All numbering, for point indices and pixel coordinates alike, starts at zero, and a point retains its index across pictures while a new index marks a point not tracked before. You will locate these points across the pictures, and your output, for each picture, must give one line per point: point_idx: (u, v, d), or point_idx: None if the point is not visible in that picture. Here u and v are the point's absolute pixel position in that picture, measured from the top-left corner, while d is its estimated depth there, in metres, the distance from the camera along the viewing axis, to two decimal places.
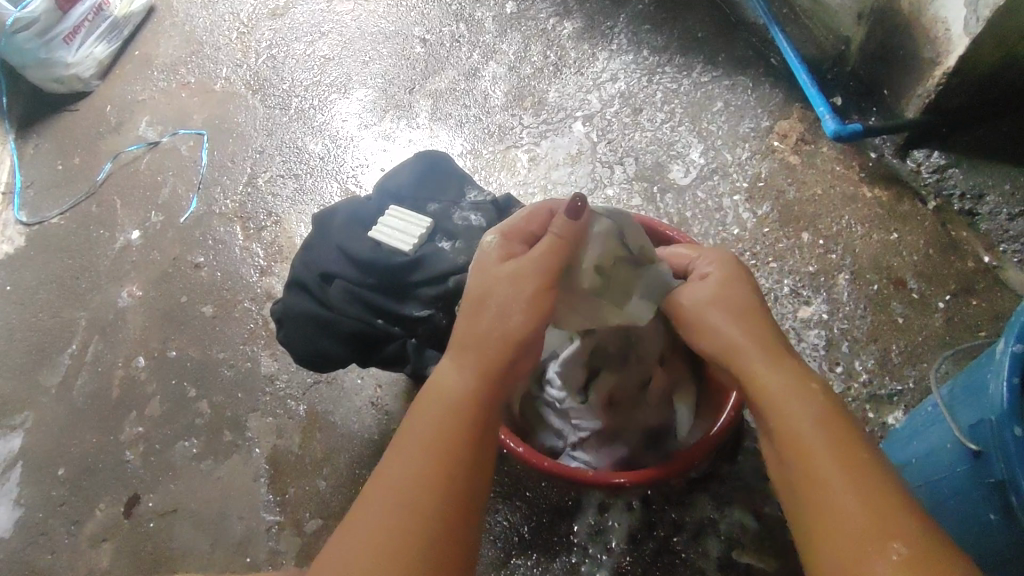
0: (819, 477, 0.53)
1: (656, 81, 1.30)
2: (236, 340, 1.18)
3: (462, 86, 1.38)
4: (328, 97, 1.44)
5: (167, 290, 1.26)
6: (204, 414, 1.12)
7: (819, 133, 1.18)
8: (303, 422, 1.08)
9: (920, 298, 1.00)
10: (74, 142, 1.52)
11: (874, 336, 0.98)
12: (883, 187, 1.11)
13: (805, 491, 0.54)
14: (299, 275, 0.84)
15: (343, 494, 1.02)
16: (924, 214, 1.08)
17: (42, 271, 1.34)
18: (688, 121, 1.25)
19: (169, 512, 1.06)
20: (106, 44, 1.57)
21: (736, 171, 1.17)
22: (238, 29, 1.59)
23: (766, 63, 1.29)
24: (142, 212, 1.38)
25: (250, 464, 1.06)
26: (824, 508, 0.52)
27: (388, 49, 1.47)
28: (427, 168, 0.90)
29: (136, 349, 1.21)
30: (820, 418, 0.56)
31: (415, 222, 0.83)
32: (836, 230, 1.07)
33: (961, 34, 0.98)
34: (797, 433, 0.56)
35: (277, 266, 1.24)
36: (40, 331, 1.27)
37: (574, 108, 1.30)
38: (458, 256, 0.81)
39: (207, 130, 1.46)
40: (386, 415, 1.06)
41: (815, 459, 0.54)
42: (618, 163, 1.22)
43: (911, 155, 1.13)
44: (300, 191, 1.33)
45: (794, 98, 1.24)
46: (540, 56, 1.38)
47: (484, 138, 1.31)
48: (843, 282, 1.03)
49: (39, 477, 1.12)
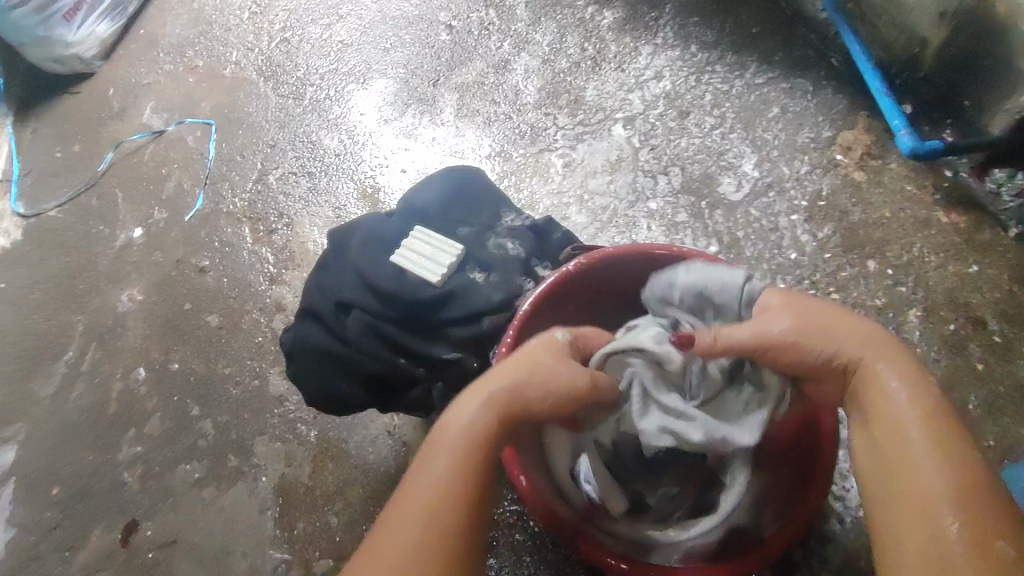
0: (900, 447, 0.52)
1: (705, 81, 1.18)
2: (243, 355, 1.09)
3: (491, 80, 1.27)
4: (345, 87, 1.33)
5: (170, 295, 1.18)
6: (207, 434, 1.05)
7: (888, 146, 1.06)
8: (314, 449, 1.00)
9: (1002, 342, 0.90)
10: (75, 128, 1.43)
11: (949, 384, 0.88)
12: (961, 212, 0.99)
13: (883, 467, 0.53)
14: (312, 303, 0.74)
15: (354, 532, 0.94)
16: (1006, 245, 0.97)
17: (39, 270, 1.26)
18: (740, 127, 1.13)
19: (168, 542, 0.99)
20: (109, 21, 1.47)
21: (793, 187, 1.05)
22: (250, 8, 1.48)
23: (827, 64, 1.17)
24: (145, 208, 1.29)
25: (256, 493, 0.99)
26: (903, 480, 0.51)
27: (411, 36, 1.36)
28: (460, 185, 0.80)
29: (136, 360, 1.13)
30: (913, 403, 0.53)
31: (444, 247, 0.73)
32: (907, 259, 0.96)
33: None
34: (886, 422, 0.54)
35: (288, 274, 1.15)
36: (36, 335, 1.19)
37: (613, 109, 1.19)
38: (494, 293, 0.73)
39: (215, 120, 1.35)
40: (404, 446, 0.97)
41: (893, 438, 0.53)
42: (662, 173, 1.11)
43: (990, 175, 1.01)
44: (313, 191, 1.23)
45: (860, 104, 1.11)
46: (577, 49, 1.26)
47: (514, 139, 1.20)
48: (914, 320, 0.92)
49: (33, 496, 1.05)
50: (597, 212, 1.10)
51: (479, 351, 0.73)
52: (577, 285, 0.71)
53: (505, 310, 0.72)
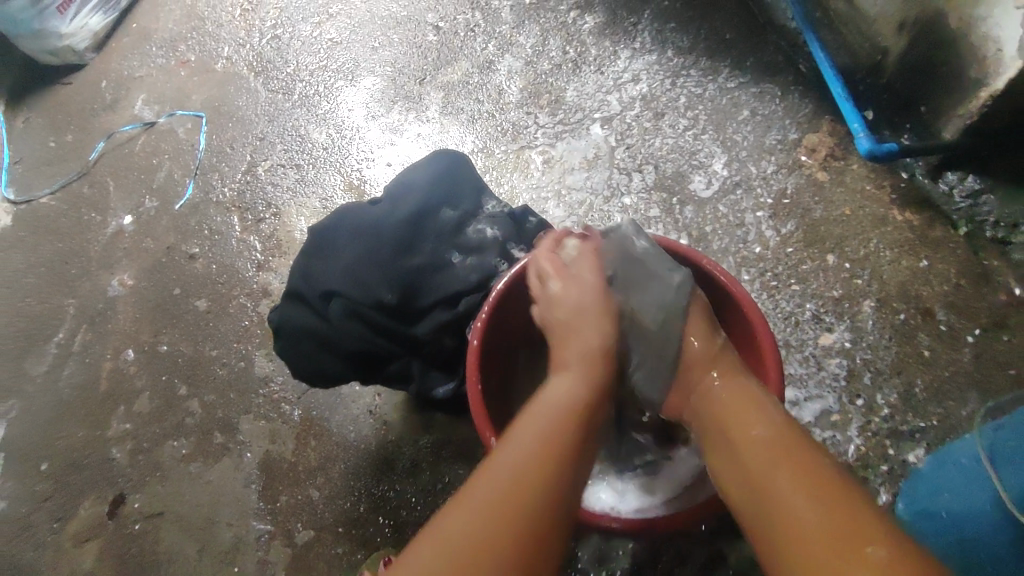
0: (769, 481, 0.56)
1: (680, 84, 1.24)
2: (229, 338, 1.13)
3: (475, 79, 1.31)
4: (334, 84, 1.37)
5: (160, 280, 1.21)
6: (195, 413, 1.08)
7: (849, 148, 1.12)
8: (296, 427, 1.04)
9: (948, 331, 0.95)
10: (66, 117, 1.45)
11: (898, 369, 0.94)
12: (914, 211, 1.05)
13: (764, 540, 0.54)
14: (296, 287, 0.79)
15: (335, 505, 0.98)
16: (956, 242, 1.02)
17: (31, 254, 1.29)
18: (712, 128, 1.18)
19: (155, 514, 1.03)
20: (102, 15, 1.49)
21: (761, 186, 1.11)
22: (243, 6, 1.51)
23: (795, 70, 1.22)
24: (136, 196, 1.32)
25: (242, 468, 1.03)
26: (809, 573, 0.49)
27: (399, 36, 1.40)
28: (447, 167, 0.84)
29: (125, 342, 1.17)
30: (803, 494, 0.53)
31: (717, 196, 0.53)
32: (863, 253, 1.03)
33: (1015, 55, 0.89)
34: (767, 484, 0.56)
35: (275, 261, 1.19)
36: (28, 318, 1.23)
37: (592, 109, 1.24)
38: (471, 274, 0.79)
39: (206, 113, 1.38)
40: (385, 425, 1.02)
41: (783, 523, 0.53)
42: (637, 171, 1.16)
43: (943, 177, 1.07)
44: (301, 182, 1.27)
45: (824, 109, 1.17)
46: (558, 51, 1.31)
47: (496, 136, 1.25)
48: (867, 310, 0.98)
49: (25, 470, 1.10)
50: (574, 206, 1.15)
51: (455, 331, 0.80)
52: None
53: (480, 291, 0.79)
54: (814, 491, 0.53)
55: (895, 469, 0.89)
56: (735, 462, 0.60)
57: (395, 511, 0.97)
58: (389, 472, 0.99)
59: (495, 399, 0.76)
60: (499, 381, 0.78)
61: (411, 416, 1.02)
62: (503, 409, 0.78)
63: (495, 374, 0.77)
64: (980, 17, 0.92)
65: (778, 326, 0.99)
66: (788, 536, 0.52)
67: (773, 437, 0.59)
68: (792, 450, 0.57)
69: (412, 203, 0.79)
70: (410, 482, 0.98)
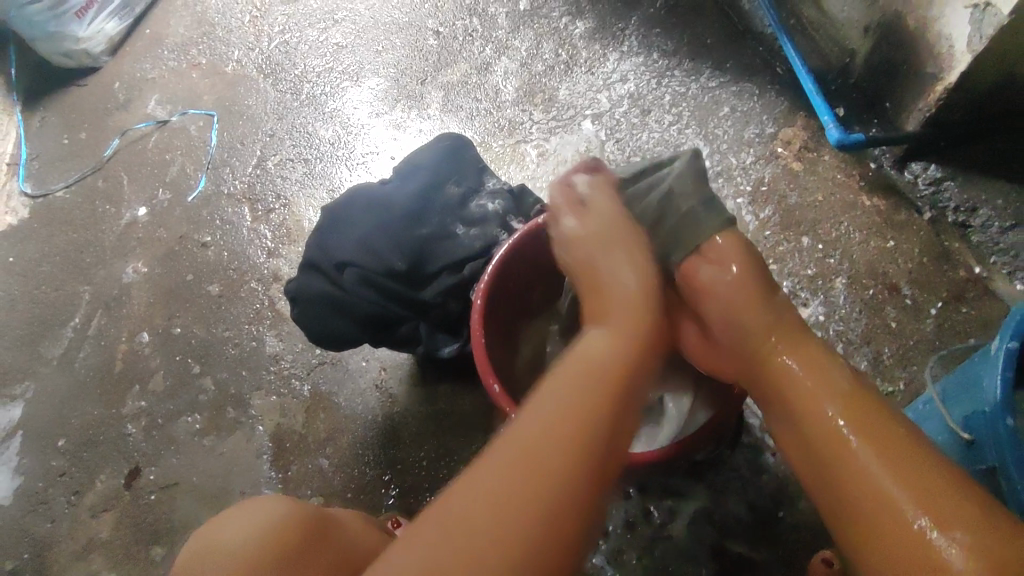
0: (835, 438, 0.62)
1: (665, 83, 1.32)
2: (241, 320, 1.19)
3: (473, 80, 1.40)
4: (339, 84, 1.45)
5: (173, 267, 1.27)
6: (208, 389, 1.14)
7: (821, 140, 1.21)
8: (306, 401, 1.09)
9: (913, 303, 1.04)
10: (81, 116, 1.51)
11: (867, 339, 1.02)
12: (881, 197, 1.14)
13: (827, 495, 0.61)
14: (314, 258, 0.87)
15: (344, 472, 1.04)
16: (919, 224, 1.12)
17: (47, 244, 1.34)
18: (695, 124, 1.27)
19: (170, 485, 1.08)
20: (117, 20, 1.56)
21: (740, 175, 1.19)
22: (251, 12, 1.59)
23: (772, 71, 1.31)
24: (149, 189, 1.38)
25: (253, 440, 1.08)
26: (864, 520, 0.57)
27: (401, 40, 1.49)
28: (452, 149, 0.94)
29: (139, 325, 1.22)
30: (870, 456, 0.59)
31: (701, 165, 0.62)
32: (835, 235, 1.11)
33: (965, 50, 0.99)
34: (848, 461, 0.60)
35: (285, 248, 1.26)
36: (44, 304, 1.28)
37: (584, 107, 1.32)
38: (474, 244, 0.89)
39: (217, 111, 1.45)
40: (390, 397, 1.08)
41: (845, 474, 0.60)
42: (625, 163, 1.25)
43: (909, 167, 1.16)
44: (309, 175, 1.34)
45: (799, 106, 1.26)
46: (552, 54, 1.40)
47: (494, 132, 1.33)
48: (839, 286, 1.06)
49: (41, 447, 1.14)
50: None
51: (459, 296, 0.90)
52: (546, 232, 0.85)
53: (482, 259, 0.89)
54: (884, 449, 0.58)
55: None
56: (790, 415, 0.67)
57: (401, 477, 1.02)
58: (395, 441, 1.05)
59: (498, 357, 0.85)
60: (501, 341, 0.87)
61: (415, 389, 1.08)
62: (505, 367, 0.86)
63: (497, 334, 0.85)
64: (935, 17, 1.01)
65: None
66: (871, 506, 0.57)
67: (838, 395, 0.64)
68: (857, 406, 0.63)
69: (420, 180, 0.90)
70: (414, 450, 1.04)
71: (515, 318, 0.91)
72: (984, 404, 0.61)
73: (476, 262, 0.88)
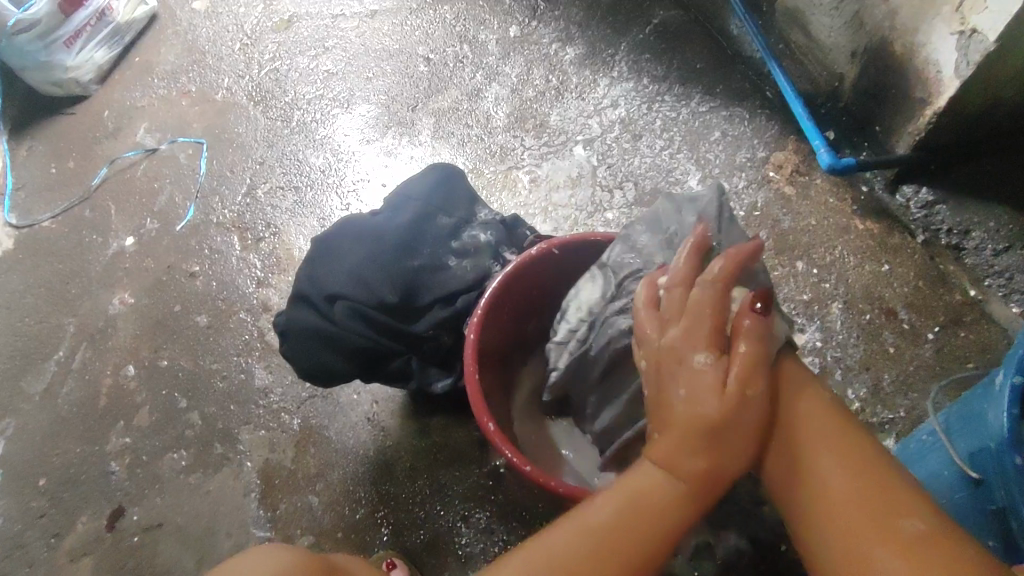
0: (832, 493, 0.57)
1: (656, 108, 1.32)
2: (229, 352, 1.16)
3: (464, 106, 1.40)
4: (330, 111, 1.44)
5: (160, 298, 1.25)
6: (195, 425, 1.11)
7: (813, 164, 1.21)
8: (296, 436, 1.07)
9: (910, 328, 1.04)
10: (68, 145, 1.50)
11: (866, 365, 1.01)
12: (874, 220, 1.14)
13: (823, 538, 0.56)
14: (303, 290, 0.86)
15: (336, 510, 1.01)
16: (913, 247, 1.11)
17: (32, 276, 1.32)
18: (686, 148, 1.27)
19: (154, 526, 1.04)
20: (106, 49, 1.55)
21: (733, 200, 1.19)
22: (242, 40, 1.58)
23: (761, 95, 1.32)
24: (137, 218, 1.36)
25: (241, 478, 1.05)
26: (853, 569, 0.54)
27: (391, 67, 1.49)
28: (443, 180, 0.94)
29: (125, 358, 1.19)
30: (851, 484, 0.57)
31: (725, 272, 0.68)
32: (829, 260, 1.11)
33: (952, 75, 0.99)
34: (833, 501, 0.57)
35: (274, 278, 1.24)
36: (27, 337, 1.25)
37: (575, 132, 1.32)
38: (466, 275, 0.88)
39: (207, 139, 1.44)
40: (382, 431, 1.05)
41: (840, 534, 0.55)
42: (617, 188, 1.24)
43: (900, 190, 1.16)
44: (299, 203, 1.33)
45: (789, 129, 1.27)
46: (542, 80, 1.40)
47: (485, 158, 1.32)
48: (836, 311, 1.06)
49: (21, 487, 1.10)
50: (561, 222, 1.23)
51: (451, 329, 0.88)
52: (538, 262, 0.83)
53: (474, 290, 0.87)
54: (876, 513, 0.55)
55: None
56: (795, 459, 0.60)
57: (395, 514, 0.99)
58: (387, 476, 1.02)
59: (492, 392, 0.83)
60: (495, 374, 0.85)
61: (408, 422, 1.06)
62: (499, 403, 0.84)
63: (489, 367, 0.84)
64: (922, 43, 1.02)
65: None
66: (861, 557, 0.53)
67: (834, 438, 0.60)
68: (856, 454, 0.59)
69: (411, 211, 0.88)
70: (407, 485, 1.01)
71: (510, 351, 0.89)
72: (990, 439, 0.59)
73: (468, 293, 0.87)
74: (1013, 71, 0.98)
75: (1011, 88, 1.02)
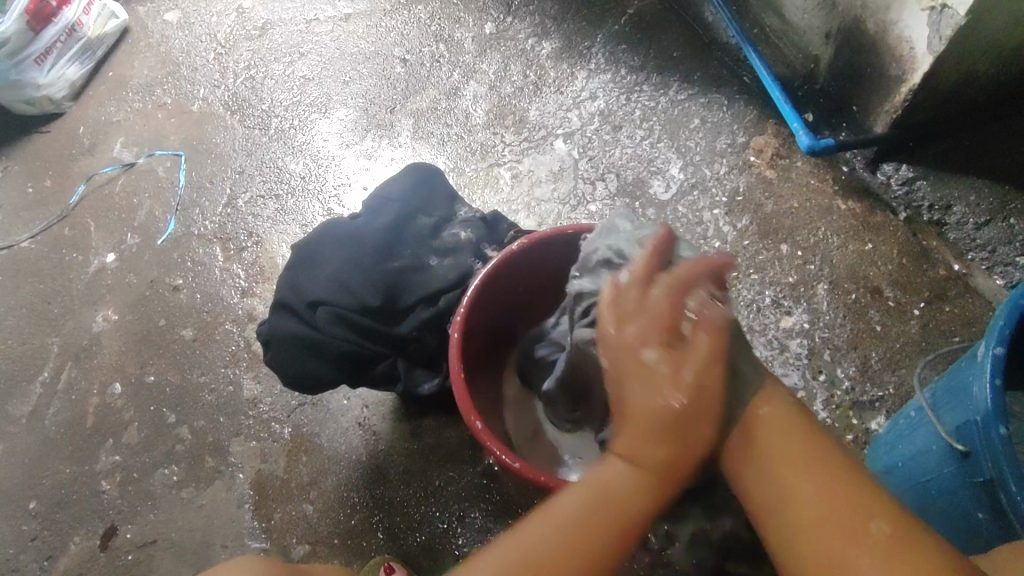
0: (821, 546, 0.52)
1: (634, 99, 1.32)
2: (217, 363, 1.15)
3: (443, 105, 1.39)
4: (308, 117, 1.43)
5: (144, 313, 1.23)
6: (185, 439, 1.10)
7: (793, 147, 1.21)
8: (288, 445, 1.06)
9: (896, 305, 1.04)
10: (45, 163, 1.48)
11: (855, 344, 1.02)
12: (855, 200, 1.14)
13: None
14: (285, 298, 0.85)
15: (331, 517, 1.00)
16: (896, 224, 1.11)
17: (13, 297, 1.30)
18: (666, 137, 1.27)
19: (148, 543, 1.03)
20: (78, 65, 1.53)
21: (715, 186, 1.19)
22: (216, 50, 1.57)
23: (739, 81, 1.31)
24: (117, 234, 1.34)
25: (234, 491, 1.04)
26: None
27: (368, 69, 1.48)
28: (422, 179, 0.93)
29: (112, 376, 1.18)
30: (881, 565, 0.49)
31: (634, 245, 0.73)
32: (813, 242, 1.11)
33: (926, 51, 1.00)
34: None
35: (259, 287, 1.23)
36: (10, 359, 1.23)
37: (555, 126, 1.31)
38: (449, 273, 0.87)
39: (185, 151, 1.43)
40: (373, 436, 1.05)
41: None
42: (599, 179, 1.24)
43: (880, 168, 1.16)
44: (281, 211, 1.32)
45: (768, 114, 1.26)
46: (520, 75, 1.39)
47: (466, 156, 1.32)
48: (822, 293, 1.06)
49: (10, 512, 1.09)
50: (544, 217, 1.23)
51: (435, 330, 0.88)
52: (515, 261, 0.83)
53: (458, 289, 0.87)
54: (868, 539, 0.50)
55: (860, 436, 0.96)
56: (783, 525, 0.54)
57: (390, 518, 0.99)
58: (381, 480, 1.02)
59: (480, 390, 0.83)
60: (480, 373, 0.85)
61: (400, 424, 1.05)
62: (487, 402, 0.84)
63: (475, 365, 0.83)
64: (894, 22, 1.02)
65: (742, 313, 1.06)
66: None
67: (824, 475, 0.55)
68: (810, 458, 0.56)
69: (390, 213, 0.88)
70: (402, 488, 1.00)
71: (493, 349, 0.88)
72: (975, 414, 0.59)
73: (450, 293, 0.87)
74: (984, 46, 0.99)
75: (983, 62, 1.03)
